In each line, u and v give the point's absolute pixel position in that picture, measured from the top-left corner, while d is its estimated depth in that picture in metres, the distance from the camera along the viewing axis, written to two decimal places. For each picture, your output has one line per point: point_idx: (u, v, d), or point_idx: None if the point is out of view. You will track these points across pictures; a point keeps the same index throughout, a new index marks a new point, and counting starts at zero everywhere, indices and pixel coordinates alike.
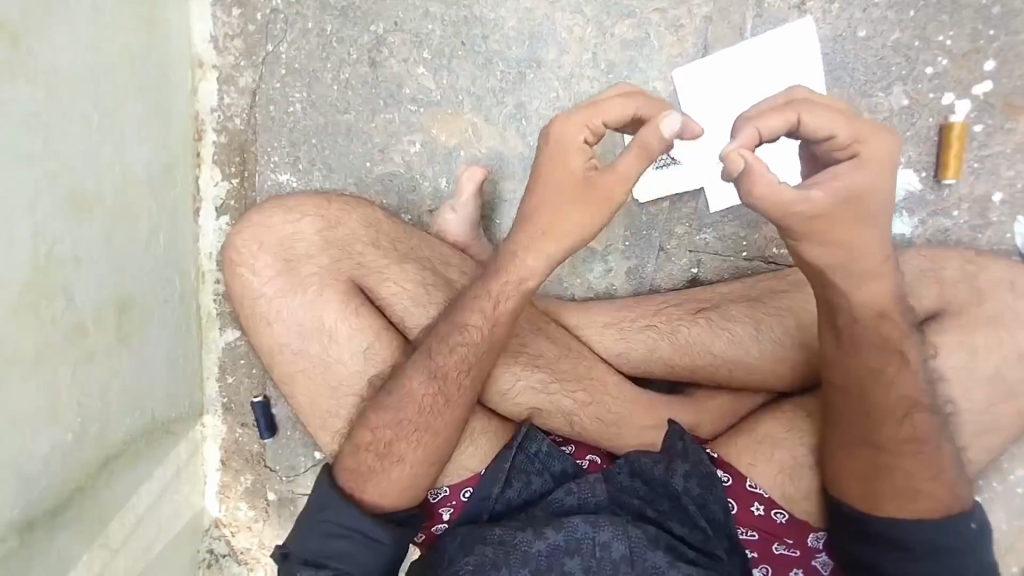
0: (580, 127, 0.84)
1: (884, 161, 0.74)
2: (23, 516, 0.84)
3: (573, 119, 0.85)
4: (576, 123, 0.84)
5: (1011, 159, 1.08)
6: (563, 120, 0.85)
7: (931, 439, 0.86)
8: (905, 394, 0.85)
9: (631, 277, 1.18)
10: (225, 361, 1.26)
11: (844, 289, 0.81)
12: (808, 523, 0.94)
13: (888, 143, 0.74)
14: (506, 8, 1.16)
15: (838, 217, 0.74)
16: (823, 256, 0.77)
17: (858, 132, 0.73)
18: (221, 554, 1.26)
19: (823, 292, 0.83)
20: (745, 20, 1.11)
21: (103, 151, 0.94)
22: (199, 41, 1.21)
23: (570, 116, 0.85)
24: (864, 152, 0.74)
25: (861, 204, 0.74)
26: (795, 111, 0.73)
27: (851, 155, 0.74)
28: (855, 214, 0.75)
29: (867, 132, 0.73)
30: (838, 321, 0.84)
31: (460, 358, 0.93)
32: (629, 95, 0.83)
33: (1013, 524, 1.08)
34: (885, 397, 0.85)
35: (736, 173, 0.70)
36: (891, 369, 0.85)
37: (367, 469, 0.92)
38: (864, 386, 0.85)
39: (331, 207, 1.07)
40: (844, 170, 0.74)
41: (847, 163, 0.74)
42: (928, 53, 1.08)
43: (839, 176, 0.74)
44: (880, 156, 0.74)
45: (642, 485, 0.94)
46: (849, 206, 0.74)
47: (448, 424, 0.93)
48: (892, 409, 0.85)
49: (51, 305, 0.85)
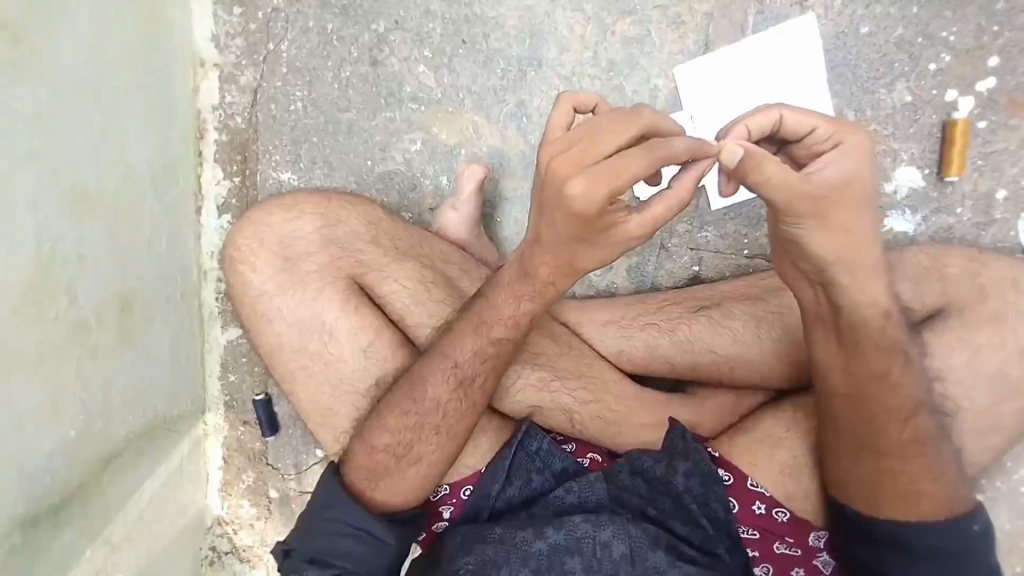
0: (603, 199, 0.73)
1: (861, 152, 0.74)
2: (24, 513, 0.84)
3: (597, 180, 0.72)
4: (600, 195, 0.72)
5: (1015, 156, 1.07)
6: (584, 180, 0.72)
7: (926, 440, 0.85)
8: (897, 394, 0.85)
9: (632, 274, 1.18)
10: (226, 358, 1.26)
11: (833, 288, 0.81)
12: (809, 523, 0.93)
13: (863, 138, 0.75)
14: (507, 6, 1.16)
15: (831, 209, 0.74)
16: (812, 251, 0.77)
17: (838, 123, 0.75)
18: (224, 551, 1.27)
19: (821, 290, 0.83)
20: (746, 17, 1.11)
21: (105, 147, 0.94)
22: (199, 40, 1.21)
23: (593, 176, 0.72)
24: (847, 142, 0.75)
25: (853, 192, 0.74)
26: (775, 110, 0.75)
27: (833, 145, 0.75)
28: (847, 207, 0.75)
29: (842, 127, 0.75)
30: (840, 321, 0.84)
31: (490, 366, 0.93)
32: (653, 148, 0.71)
33: (1016, 524, 1.08)
34: (875, 398, 0.85)
35: (740, 163, 0.70)
36: (882, 371, 0.85)
37: (383, 469, 0.92)
38: (857, 386, 0.86)
39: (332, 205, 1.08)
40: (830, 158, 0.74)
41: (832, 153, 0.75)
42: (931, 49, 1.07)
43: (827, 167, 0.74)
44: (862, 148, 0.75)
45: (642, 484, 0.93)
46: (843, 195, 0.74)
47: (467, 426, 0.93)
48: (883, 410, 0.85)
49: (54, 303, 0.85)
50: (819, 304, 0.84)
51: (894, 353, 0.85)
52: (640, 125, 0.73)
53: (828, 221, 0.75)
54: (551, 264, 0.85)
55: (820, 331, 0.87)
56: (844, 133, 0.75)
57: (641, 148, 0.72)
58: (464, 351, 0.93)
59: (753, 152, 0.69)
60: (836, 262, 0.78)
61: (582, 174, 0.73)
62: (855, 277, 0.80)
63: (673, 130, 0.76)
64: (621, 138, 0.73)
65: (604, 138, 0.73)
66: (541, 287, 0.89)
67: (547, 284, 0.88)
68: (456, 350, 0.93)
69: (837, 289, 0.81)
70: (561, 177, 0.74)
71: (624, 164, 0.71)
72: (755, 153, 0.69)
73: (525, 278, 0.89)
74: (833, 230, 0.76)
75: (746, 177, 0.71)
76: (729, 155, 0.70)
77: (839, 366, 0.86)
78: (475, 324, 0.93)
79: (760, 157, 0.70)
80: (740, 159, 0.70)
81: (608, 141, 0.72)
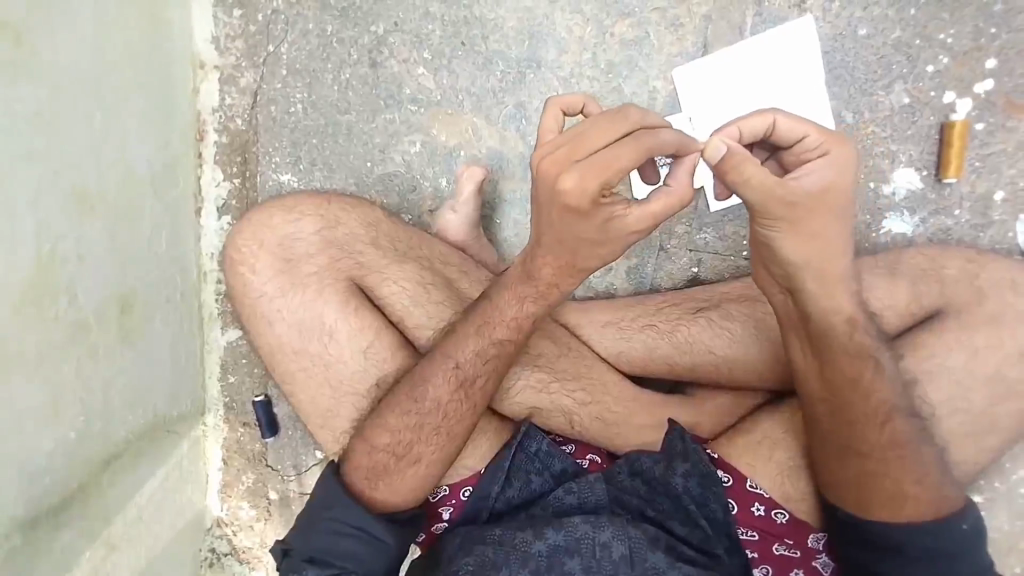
0: (595, 192, 0.72)
1: (844, 164, 0.76)
2: (24, 514, 0.84)
3: (587, 175, 0.72)
4: (591, 187, 0.72)
5: (1013, 157, 1.07)
6: (573, 176, 0.72)
7: (906, 442, 0.86)
8: (872, 400, 0.86)
9: (631, 276, 1.18)
10: (226, 360, 1.26)
11: (800, 294, 0.82)
12: (808, 524, 0.93)
13: (849, 150, 0.76)
14: (506, 8, 1.16)
15: (806, 216, 0.75)
16: (784, 256, 0.78)
17: (830, 134, 0.76)
18: (223, 552, 1.27)
19: (790, 295, 0.84)
20: (745, 18, 1.11)
21: (105, 148, 0.94)
22: (199, 41, 1.21)
23: (581, 172, 0.72)
24: (834, 152, 0.76)
25: (830, 199, 0.75)
26: (772, 114, 0.75)
27: (821, 154, 0.76)
28: (819, 215, 0.76)
29: (830, 138, 0.76)
30: (809, 328, 0.85)
31: (491, 367, 0.93)
32: (641, 137, 0.71)
33: (1014, 525, 1.08)
34: (852, 404, 0.86)
35: (721, 160, 0.70)
36: (854, 377, 0.85)
37: (382, 468, 0.93)
38: (834, 392, 0.86)
39: (332, 207, 1.08)
40: (815, 167, 0.75)
41: (818, 162, 0.76)
42: (929, 51, 1.07)
43: (811, 174, 0.75)
44: (848, 159, 0.76)
45: (642, 485, 0.94)
46: (822, 203, 0.75)
47: (468, 427, 0.94)
48: (862, 415, 0.85)
49: (54, 304, 0.86)
50: (790, 309, 0.86)
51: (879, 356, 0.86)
52: (629, 120, 0.73)
53: (800, 228, 0.76)
54: (553, 265, 0.86)
55: (794, 336, 0.88)
56: (832, 144, 0.76)
57: (629, 141, 0.72)
58: (466, 352, 0.93)
59: (734, 152, 0.70)
60: (804, 266, 0.79)
61: (572, 168, 0.73)
62: (822, 284, 0.81)
63: (660, 123, 0.75)
64: (611, 133, 0.73)
65: (593, 132, 0.73)
66: (544, 288, 0.89)
67: (550, 285, 0.88)
68: (458, 352, 0.93)
69: (806, 295, 0.82)
70: (551, 175, 0.74)
71: (613, 156, 0.71)
72: (736, 154, 0.70)
73: (528, 279, 0.89)
74: (803, 235, 0.77)
75: (727, 173, 0.71)
76: (712, 152, 0.70)
77: (814, 372, 0.87)
78: (477, 325, 0.93)
79: (741, 158, 0.70)
80: (722, 156, 0.70)
81: (596, 139, 0.73)
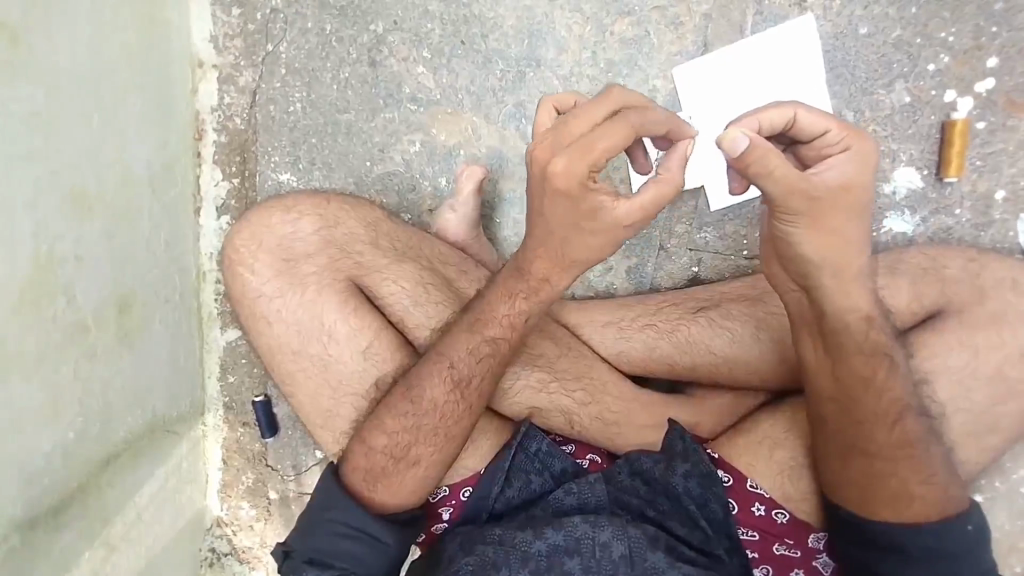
0: (583, 174, 0.73)
1: (866, 159, 0.74)
2: (23, 515, 0.84)
3: (573, 157, 0.73)
4: (578, 168, 0.73)
5: (1014, 156, 1.07)
6: (561, 159, 0.73)
7: (915, 441, 0.86)
8: (884, 398, 0.86)
9: (631, 275, 1.18)
10: (225, 360, 1.26)
11: (817, 292, 0.82)
12: (808, 524, 0.93)
13: (870, 145, 0.75)
14: (505, 7, 1.16)
15: (826, 211, 0.75)
16: (804, 255, 0.78)
17: (850, 128, 0.74)
18: (223, 552, 1.27)
19: (807, 294, 0.84)
20: (745, 17, 1.11)
21: (104, 148, 0.94)
22: (199, 41, 1.21)
23: (568, 155, 0.73)
24: (855, 147, 0.74)
25: (852, 196, 0.75)
26: (792, 107, 0.74)
27: (842, 149, 0.75)
28: (841, 212, 0.76)
29: (853, 133, 0.74)
30: (823, 326, 0.85)
31: (486, 366, 0.93)
32: (626, 116, 0.73)
33: (1016, 524, 1.08)
34: (855, 403, 0.86)
35: (743, 154, 0.69)
36: (868, 376, 0.86)
37: (381, 470, 0.92)
38: (843, 390, 0.86)
39: (331, 207, 1.08)
40: (836, 161, 0.74)
41: (839, 156, 0.75)
42: (929, 50, 1.07)
43: (832, 169, 0.74)
44: (869, 154, 0.75)
45: (642, 485, 0.94)
46: (840, 199, 0.74)
47: (465, 427, 0.93)
48: (870, 414, 0.86)
49: (52, 305, 0.85)
50: (804, 309, 0.86)
51: (880, 356, 0.86)
52: (612, 104, 0.75)
53: (818, 223, 0.76)
54: (546, 259, 0.85)
55: (807, 336, 0.88)
56: (853, 138, 0.74)
57: (613, 123, 0.73)
58: (460, 351, 0.93)
59: (755, 146, 0.68)
60: (822, 265, 0.79)
61: (560, 152, 0.74)
62: (839, 281, 0.81)
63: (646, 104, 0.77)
64: (594, 116, 0.74)
65: (580, 117, 0.74)
66: (536, 284, 0.89)
67: (542, 280, 0.88)
68: (455, 353, 0.93)
69: (823, 293, 0.82)
70: (541, 162, 0.75)
71: (598, 136, 0.72)
72: (758, 148, 0.68)
73: (521, 275, 0.89)
74: (823, 231, 0.77)
75: (749, 168, 0.70)
76: (733, 143, 0.68)
77: (822, 372, 0.87)
78: (472, 325, 0.93)
79: (763, 151, 0.69)
80: (741, 150, 0.69)
81: (579, 123, 0.74)
